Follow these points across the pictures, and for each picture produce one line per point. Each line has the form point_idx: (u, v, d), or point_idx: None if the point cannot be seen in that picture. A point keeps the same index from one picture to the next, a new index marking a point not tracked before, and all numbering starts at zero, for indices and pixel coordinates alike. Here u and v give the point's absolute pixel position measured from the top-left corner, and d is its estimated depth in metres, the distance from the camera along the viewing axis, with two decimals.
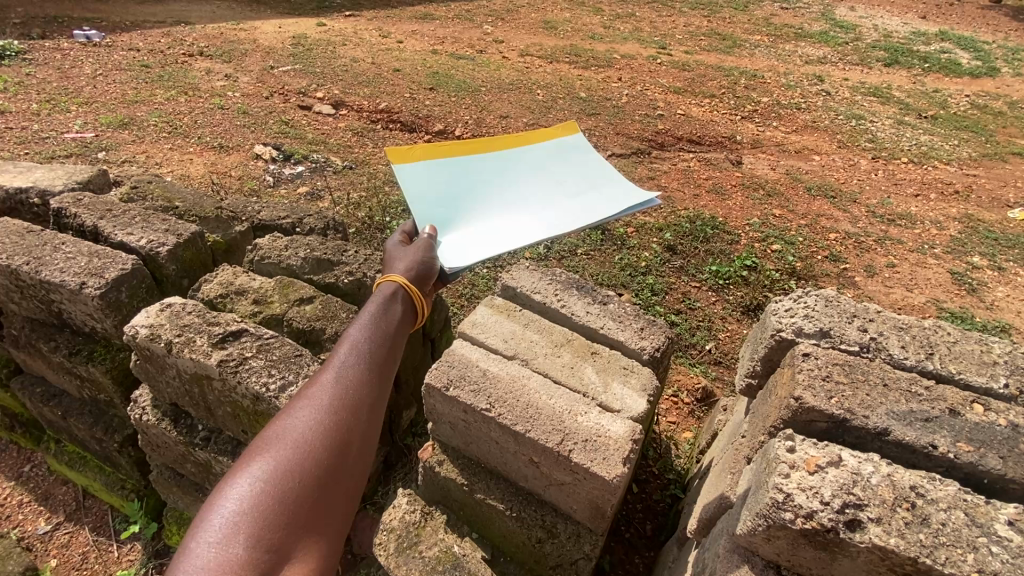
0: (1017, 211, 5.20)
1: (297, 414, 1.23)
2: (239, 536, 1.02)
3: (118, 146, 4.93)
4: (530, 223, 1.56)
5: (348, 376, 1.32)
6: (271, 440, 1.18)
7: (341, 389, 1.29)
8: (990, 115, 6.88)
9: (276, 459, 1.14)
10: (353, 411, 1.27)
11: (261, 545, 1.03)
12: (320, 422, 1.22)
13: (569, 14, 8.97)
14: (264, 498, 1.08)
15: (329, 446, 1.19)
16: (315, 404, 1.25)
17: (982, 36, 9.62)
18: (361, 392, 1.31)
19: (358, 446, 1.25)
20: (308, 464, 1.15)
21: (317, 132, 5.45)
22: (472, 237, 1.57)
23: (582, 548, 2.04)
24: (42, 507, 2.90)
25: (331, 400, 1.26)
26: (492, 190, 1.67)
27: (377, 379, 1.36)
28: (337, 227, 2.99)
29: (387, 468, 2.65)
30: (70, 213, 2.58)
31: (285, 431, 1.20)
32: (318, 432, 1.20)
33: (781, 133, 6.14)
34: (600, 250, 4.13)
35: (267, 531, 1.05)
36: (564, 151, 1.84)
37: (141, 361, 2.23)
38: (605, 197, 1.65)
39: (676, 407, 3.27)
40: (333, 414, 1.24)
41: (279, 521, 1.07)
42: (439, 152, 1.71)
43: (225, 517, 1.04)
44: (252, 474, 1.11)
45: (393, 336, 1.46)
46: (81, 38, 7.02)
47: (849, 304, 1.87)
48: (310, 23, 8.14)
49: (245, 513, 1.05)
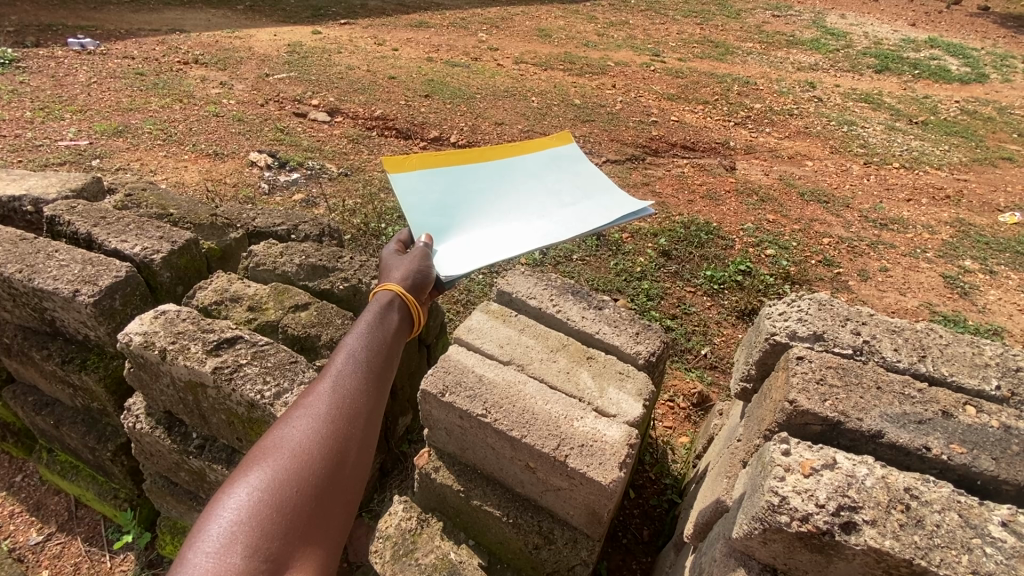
0: (1007, 216, 5.25)
1: (294, 422, 1.23)
2: (237, 546, 1.01)
3: (112, 154, 4.93)
4: (526, 232, 1.57)
5: (346, 384, 1.32)
6: (268, 449, 1.18)
7: (338, 396, 1.29)
8: (980, 121, 6.95)
9: (273, 468, 1.14)
10: (350, 418, 1.27)
11: (258, 554, 1.02)
12: (316, 430, 1.22)
13: (563, 22, 9.04)
14: (261, 508, 1.07)
15: (326, 455, 1.19)
16: (312, 413, 1.24)
17: (971, 42, 9.74)
18: (358, 400, 1.31)
19: (356, 455, 1.25)
20: (305, 473, 1.15)
21: (312, 139, 5.45)
22: (467, 247, 1.57)
23: (580, 554, 2.03)
24: (34, 518, 2.86)
25: (328, 407, 1.26)
26: (488, 200, 1.67)
27: (374, 387, 1.36)
28: (332, 233, 3.00)
29: (383, 475, 2.65)
30: (64, 220, 2.56)
31: (282, 439, 1.19)
32: (316, 440, 1.20)
33: (774, 139, 6.18)
34: (596, 256, 4.14)
35: (264, 541, 1.04)
36: (560, 160, 1.86)
37: (134, 369, 2.21)
38: (600, 205, 1.66)
39: (672, 412, 3.28)
40: (330, 422, 1.24)
41: (277, 532, 1.06)
42: (434, 162, 1.72)
43: (223, 526, 1.04)
44: (249, 483, 1.11)
45: (390, 344, 1.46)
46: (75, 46, 7.00)
47: (841, 308, 1.88)
48: (306, 30, 8.16)
49: (243, 523, 1.04)
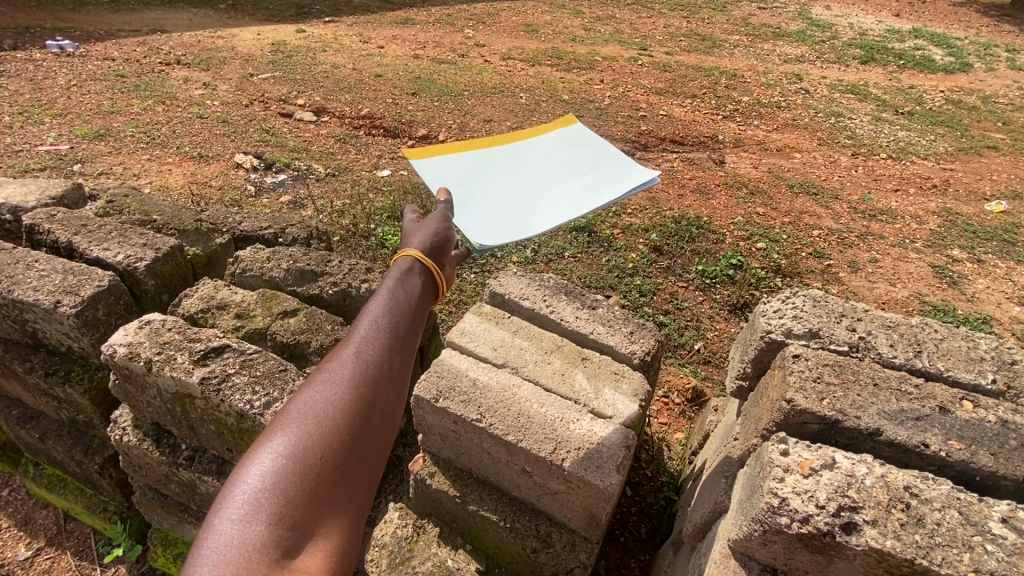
0: (993, 204, 5.28)
1: (318, 383, 1.21)
2: (260, 514, 1.00)
3: (94, 158, 4.85)
4: (540, 205, 1.65)
5: (370, 347, 1.28)
6: (291, 412, 1.15)
7: (363, 357, 1.26)
8: (965, 110, 6.98)
9: (295, 433, 1.11)
10: (376, 380, 1.24)
11: (282, 521, 1.01)
12: (340, 393, 1.19)
13: (550, 17, 8.99)
14: (284, 475, 1.05)
15: (349, 418, 1.16)
16: (335, 377, 1.21)
17: (954, 32, 9.79)
18: (383, 364, 1.27)
19: (382, 417, 1.22)
20: (328, 438, 1.12)
21: (299, 140, 5.38)
22: (487, 215, 1.64)
23: (578, 557, 2.01)
24: (22, 532, 2.80)
25: (353, 369, 1.23)
26: (506, 178, 1.78)
27: (398, 350, 1.32)
28: (320, 236, 2.95)
29: (378, 480, 2.61)
30: (43, 229, 2.51)
31: (304, 403, 1.17)
32: (340, 404, 1.17)
33: (763, 132, 6.18)
34: (587, 253, 4.12)
35: (288, 509, 1.02)
36: (574, 138, 1.95)
37: (120, 381, 2.17)
38: (611, 176, 1.73)
39: (666, 408, 3.27)
40: (353, 385, 1.21)
41: (301, 498, 1.04)
42: (455, 150, 1.88)
43: (247, 493, 1.03)
44: (272, 449, 1.09)
45: (414, 308, 1.43)
46: (54, 49, 6.89)
47: (836, 304, 1.87)
48: (290, 29, 8.07)
49: (266, 490, 1.03)
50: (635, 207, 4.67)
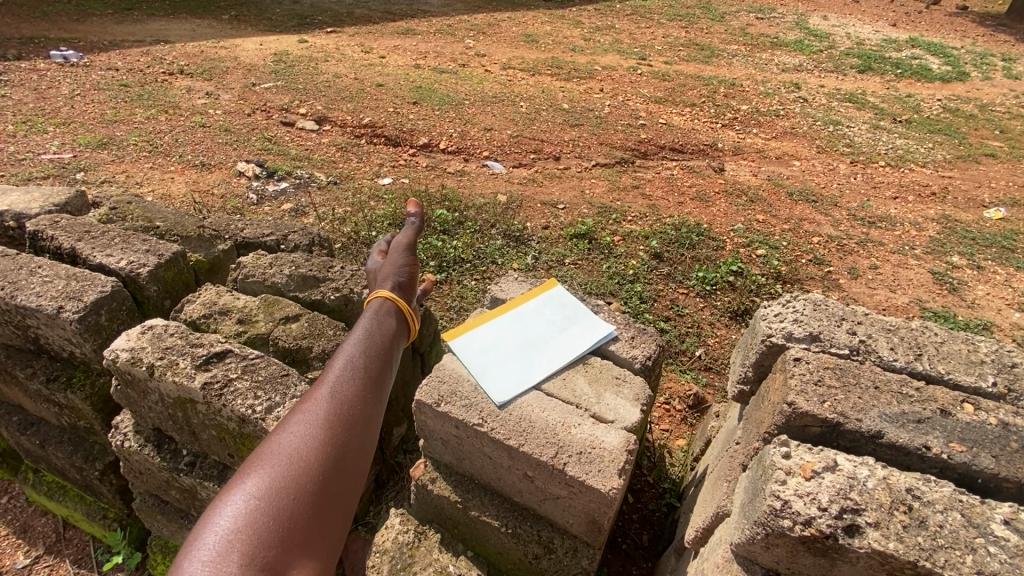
0: (992, 211, 5.30)
1: (289, 432, 1.38)
2: (233, 554, 1.11)
3: (97, 167, 4.88)
4: None
5: (336, 406, 1.47)
6: (264, 457, 1.31)
7: (330, 408, 1.45)
8: (962, 118, 7.01)
9: (268, 476, 1.26)
10: (342, 428, 1.43)
11: (254, 563, 1.11)
12: (309, 440, 1.36)
13: (549, 27, 9.05)
14: (257, 515, 1.18)
15: (318, 462, 1.33)
16: (307, 425, 1.39)
17: (950, 41, 9.85)
18: (348, 416, 1.46)
19: (349, 463, 1.39)
20: (299, 481, 1.28)
21: (301, 149, 5.42)
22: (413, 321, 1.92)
23: (580, 562, 1.99)
24: (19, 541, 2.78)
25: (321, 419, 1.42)
26: None
27: (362, 407, 1.51)
28: (322, 243, 2.95)
29: (378, 487, 2.61)
30: (48, 235, 2.53)
31: (277, 450, 1.33)
32: (311, 452, 1.34)
33: (761, 140, 6.20)
34: (588, 259, 4.13)
35: (260, 549, 1.14)
36: None
37: (122, 387, 2.17)
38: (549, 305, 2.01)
39: (668, 414, 3.27)
40: (320, 431, 1.39)
41: (274, 540, 1.16)
42: None
43: (220, 534, 1.14)
44: (244, 490, 1.22)
45: (378, 371, 1.64)
46: (58, 59, 6.95)
47: (836, 308, 1.87)
48: (292, 39, 8.12)
49: (239, 531, 1.15)
50: (634, 214, 4.69)
